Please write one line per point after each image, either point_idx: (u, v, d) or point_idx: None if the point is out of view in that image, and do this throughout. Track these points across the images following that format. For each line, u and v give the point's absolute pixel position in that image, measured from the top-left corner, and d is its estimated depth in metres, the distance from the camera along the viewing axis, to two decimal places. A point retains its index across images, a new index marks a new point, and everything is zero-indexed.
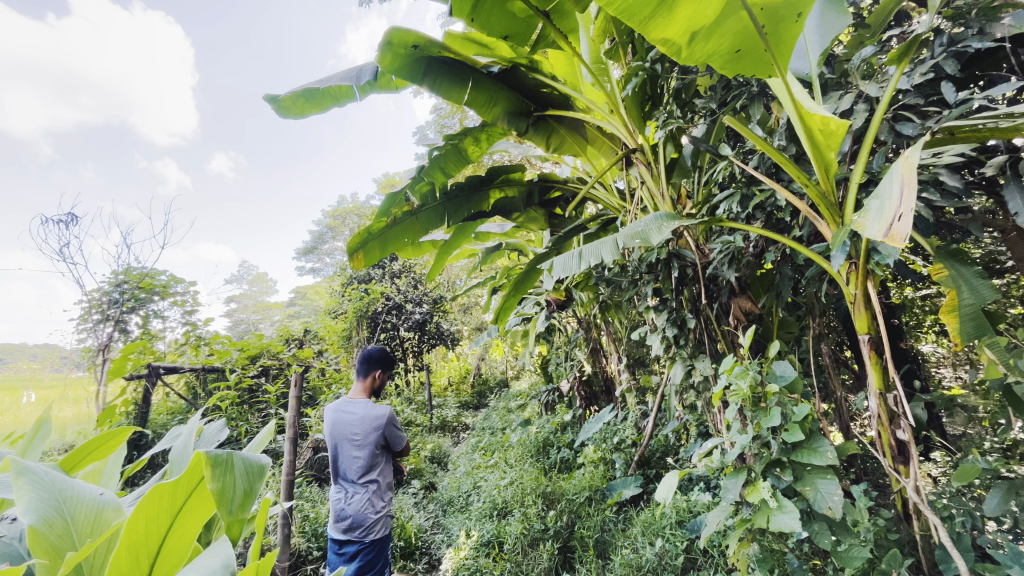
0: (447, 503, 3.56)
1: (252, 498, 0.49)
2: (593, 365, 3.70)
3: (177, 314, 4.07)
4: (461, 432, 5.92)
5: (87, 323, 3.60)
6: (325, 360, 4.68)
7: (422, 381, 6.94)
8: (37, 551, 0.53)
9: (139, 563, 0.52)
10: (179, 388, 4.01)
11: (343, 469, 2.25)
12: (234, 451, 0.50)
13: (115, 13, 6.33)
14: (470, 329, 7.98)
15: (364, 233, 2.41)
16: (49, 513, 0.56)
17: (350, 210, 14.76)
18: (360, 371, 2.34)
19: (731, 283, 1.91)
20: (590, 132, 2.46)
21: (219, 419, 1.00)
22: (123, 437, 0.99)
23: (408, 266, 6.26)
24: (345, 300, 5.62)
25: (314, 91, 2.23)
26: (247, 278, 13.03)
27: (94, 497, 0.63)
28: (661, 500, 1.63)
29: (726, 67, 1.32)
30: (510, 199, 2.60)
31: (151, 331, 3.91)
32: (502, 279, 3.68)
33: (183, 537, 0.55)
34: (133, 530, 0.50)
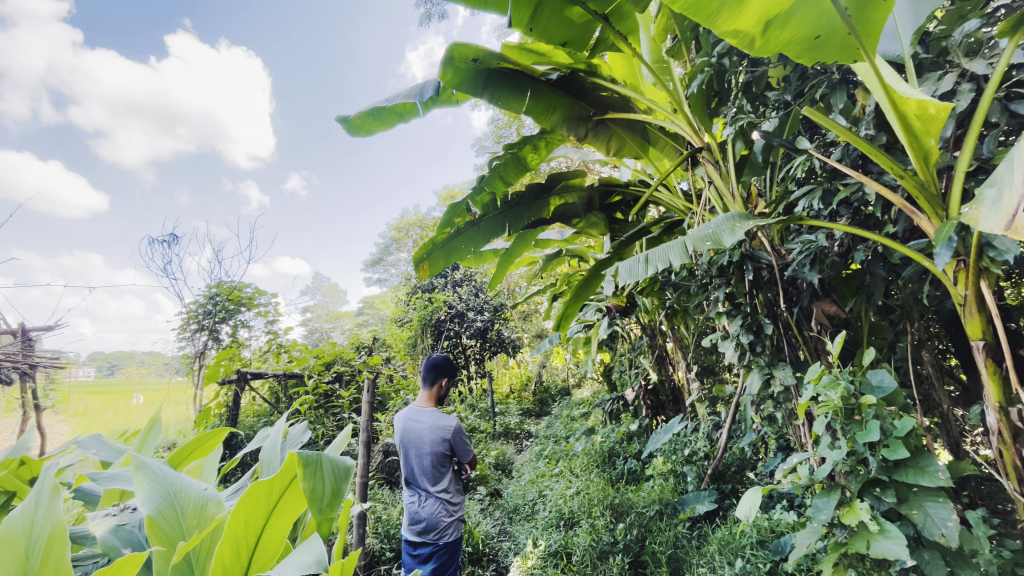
0: (512, 510, 3.56)
1: (339, 498, 0.52)
2: (659, 373, 3.58)
3: (261, 323, 4.40)
4: (524, 440, 5.92)
5: (186, 332, 4.04)
6: (392, 367, 4.86)
7: (484, 389, 7.03)
8: (154, 541, 0.58)
9: (239, 558, 0.56)
10: (264, 392, 4.33)
11: (414, 475, 2.32)
12: (322, 453, 0.53)
13: (205, 52, 7.11)
14: (531, 336, 7.99)
15: (429, 243, 2.47)
16: (163, 506, 0.62)
17: (413, 222, 15.35)
18: (427, 380, 2.40)
19: (813, 286, 1.79)
20: (653, 134, 2.41)
21: (303, 422, 1.05)
22: (220, 439, 1.09)
23: (469, 275, 6.38)
24: (411, 309, 5.84)
25: (382, 110, 2.34)
26: (321, 289, 13.86)
27: (200, 492, 0.68)
28: (742, 517, 1.53)
29: (803, 54, 1.24)
30: (571, 205, 2.60)
31: (239, 339, 4.27)
32: (562, 286, 3.67)
33: (277, 533, 0.59)
34: (235, 525, 0.53)
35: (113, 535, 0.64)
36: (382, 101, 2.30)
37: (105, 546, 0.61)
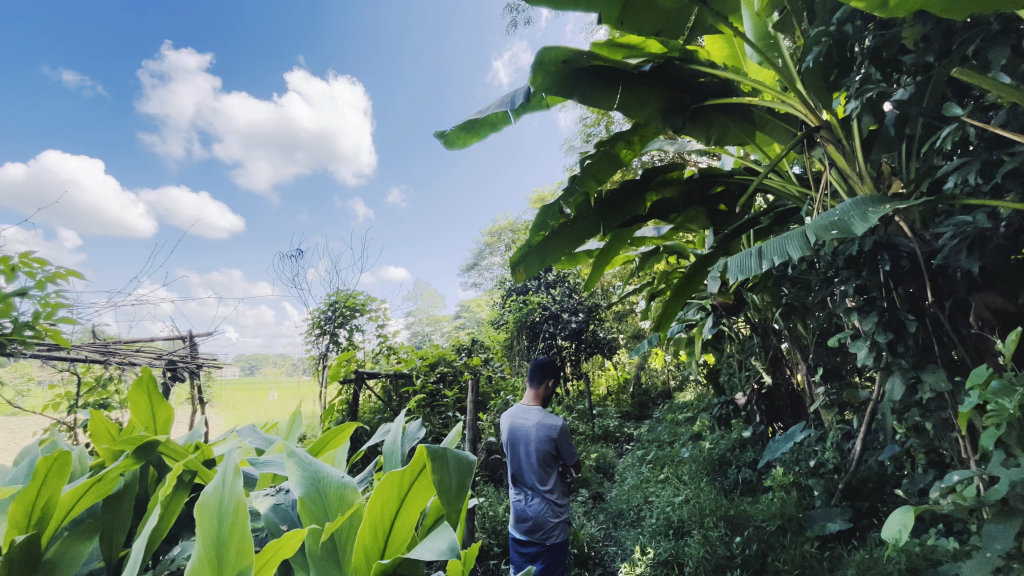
0: (617, 515, 3.50)
1: (465, 491, 0.55)
2: (775, 376, 3.36)
3: (373, 327, 4.77)
4: (625, 444, 5.77)
5: (311, 336, 4.61)
6: (491, 368, 5.00)
7: (581, 390, 6.97)
8: (307, 519, 0.67)
9: (377, 540, 0.61)
10: (377, 391, 4.71)
11: (521, 471, 2.37)
12: (448, 448, 0.56)
13: (318, 85, 8.01)
14: (627, 336, 7.76)
15: (523, 246, 2.49)
16: (310, 490, 0.70)
17: (505, 227, 15.73)
18: (533, 380, 2.44)
19: (972, 275, 1.58)
20: (759, 117, 2.24)
21: (417, 419, 1.12)
22: (348, 433, 1.19)
23: (563, 276, 6.32)
24: (506, 311, 5.97)
25: (475, 122, 2.43)
26: (422, 294, 14.73)
27: (340, 479, 0.76)
28: (888, 540, 1.35)
29: (950, 9, 1.07)
30: (669, 200, 2.50)
31: (355, 342, 4.69)
32: (660, 284, 3.53)
33: (408, 520, 0.64)
34: (372, 511, 0.59)
35: (273, 512, 0.74)
36: (476, 113, 2.40)
37: (269, 522, 0.71)
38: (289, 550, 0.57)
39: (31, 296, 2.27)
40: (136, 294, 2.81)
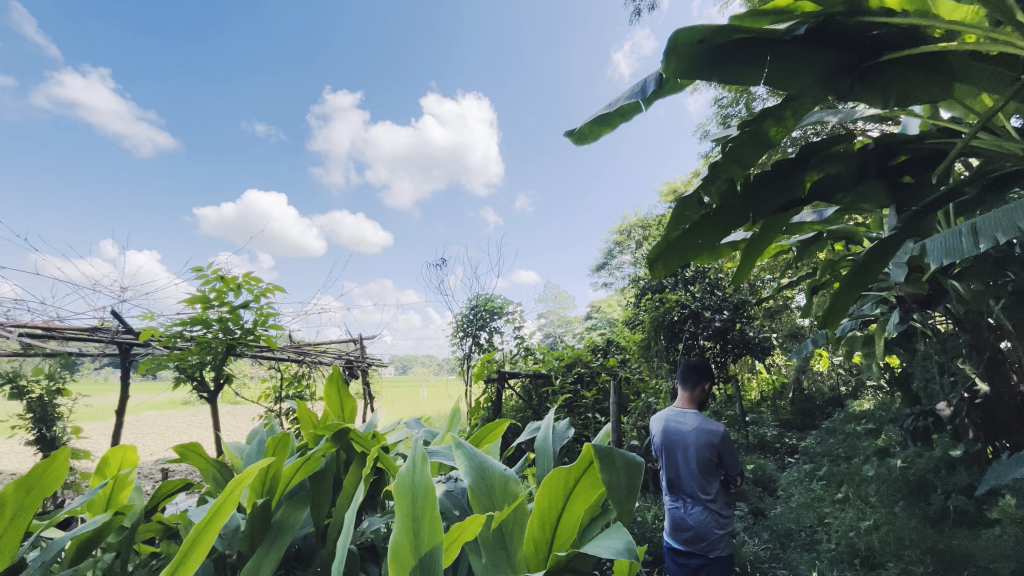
0: (785, 536, 3.14)
1: (635, 492, 0.55)
2: (994, 384, 2.69)
3: (511, 329, 4.97)
4: (787, 456, 5.15)
5: (457, 338, 4.99)
6: (629, 369, 4.88)
7: (730, 395, 6.42)
8: (477, 507, 0.72)
9: (545, 529, 0.63)
10: (518, 390, 4.89)
11: (678, 478, 2.26)
12: (614, 447, 0.58)
13: None
14: (783, 336, 6.93)
15: (661, 241, 2.30)
16: (477, 481, 0.75)
17: (635, 224, 15.24)
18: (687, 382, 2.33)
19: None
20: (958, 65, 1.86)
21: (565, 419, 1.12)
22: (501, 430, 1.20)
23: (702, 271, 5.79)
24: (642, 311, 5.75)
25: (605, 116, 2.38)
26: (553, 296, 14.99)
27: (504, 471, 0.79)
28: None
29: None
30: (835, 177, 2.17)
31: (494, 343, 4.95)
32: (823, 275, 3.09)
33: (574, 515, 0.65)
34: (541, 501, 0.61)
35: (446, 497, 0.82)
36: (605, 108, 2.37)
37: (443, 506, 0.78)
38: (471, 534, 0.62)
39: (250, 308, 2.82)
40: (319, 303, 3.34)
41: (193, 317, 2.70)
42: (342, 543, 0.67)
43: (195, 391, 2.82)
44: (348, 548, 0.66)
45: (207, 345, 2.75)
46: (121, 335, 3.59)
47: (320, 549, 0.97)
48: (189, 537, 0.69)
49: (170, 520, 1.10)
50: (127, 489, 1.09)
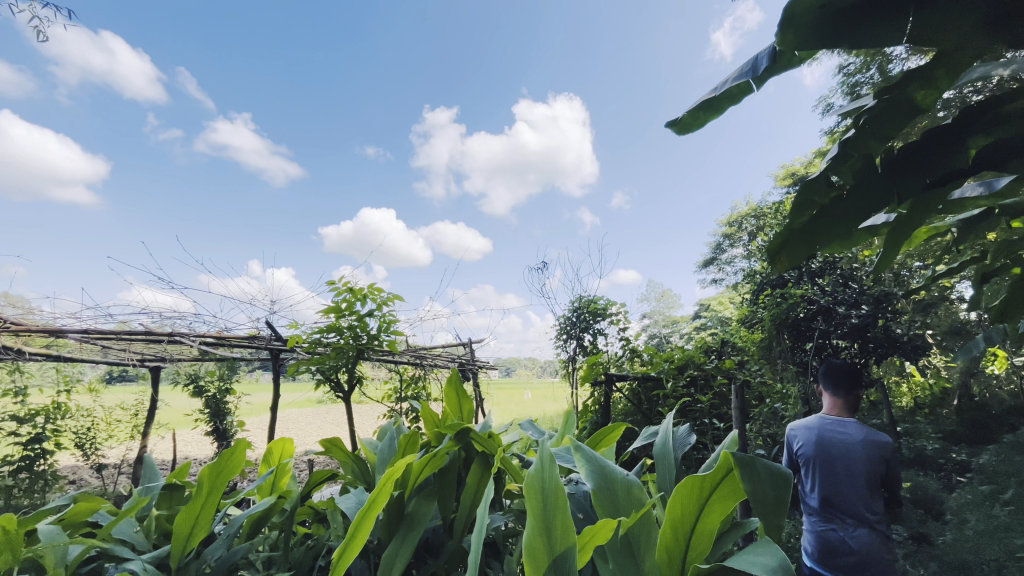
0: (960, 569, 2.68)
1: (784, 505, 0.54)
2: None
3: (615, 331, 4.88)
4: (955, 475, 4.39)
5: (561, 341, 5.02)
6: (749, 372, 4.52)
7: (875, 401, 5.64)
8: (602, 512, 0.71)
9: (677, 541, 0.61)
10: (627, 394, 4.77)
11: (838, 494, 2.41)
12: (757, 457, 0.56)
13: None
14: (943, 333, 5.91)
15: (784, 232, 2.11)
16: (600, 485, 0.74)
17: (748, 215, 14.06)
18: (839, 391, 2.56)
19: None
20: None
21: (685, 424, 1.05)
22: (618, 434, 1.16)
23: (832, 261, 5.13)
24: (760, 309, 5.29)
25: (710, 101, 2.23)
26: (658, 296, 14.43)
27: (627, 476, 0.77)
28: None
29: None
30: (1010, 142, 1.79)
31: (599, 346, 4.89)
32: (996, 261, 2.59)
33: (708, 528, 0.61)
34: (674, 508, 0.59)
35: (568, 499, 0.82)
36: (710, 92, 2.23)
37: None
38: (603, 540, 0.61)
39: (375, 316, 3.10)
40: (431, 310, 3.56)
41: (328, 326, 3.04)
42: (476, 538, 0.70)
43: (332, 392, 3.17)
44: (482, 539, 0.69)
45: (341, 350, 3.07)
46: (273, 342, 4.16)
47: (448, 541, 1.04)
48: (354, 520, 0.77)
49: (319, 504, 1.23)
50: (286, 476, 1.25)
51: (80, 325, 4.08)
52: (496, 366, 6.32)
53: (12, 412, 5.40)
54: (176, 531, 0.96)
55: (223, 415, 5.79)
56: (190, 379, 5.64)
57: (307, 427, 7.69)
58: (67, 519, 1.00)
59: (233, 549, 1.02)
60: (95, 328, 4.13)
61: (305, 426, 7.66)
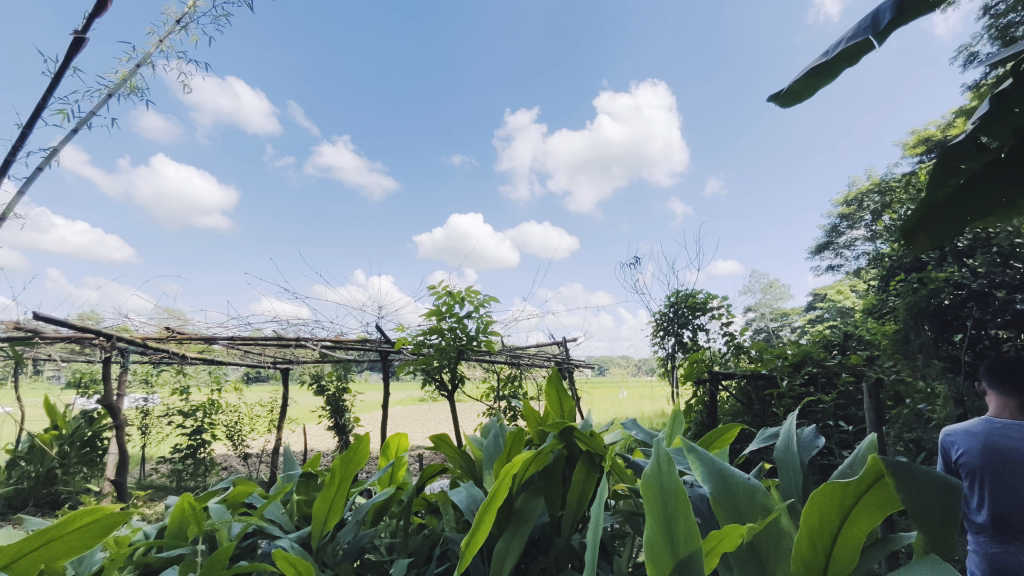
0: None
1: (956, 522, 0.49)
2: None
3: (718, 326, 4.60)
4: None
5: (659, 337, 4.84)
6: (882, 369, 4.01)
7: None
8: (723, 518, 0.66)
9: (816, 554, 0.55)
10: (735, 394, 4.47)
11: (1017, 509, 2.06)
12: (916, 464, 0.51)
13: None
14: None
15: (921, 209, 1.82)
16: (720, 489, 0.69)
17: (872, 190, 12.43)
18: (1011, 389, 2.16)
19: None
20: None
21: (811, 425, 0.95)
22: (732, 436, 1.08)
23: (987, 237, 4.36)
24: (892, 296, 4.66)
25: (820, 66, 2.01)
26: (765, 286, 13.31)
27: (748, 479, 0.71)
28: None
29: None
30: None
31: (701, 342, 4.64)
32: None
33: (853, 541, 0.55)
34: (811, 518, 0.55)
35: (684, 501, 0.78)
36: (821, 57, 2.01)
37: None
38: (731, 547, 0.58)
39: (473, 317, 3.23)
40: None
41: (431, 328, 3.22)
42: (592, 536, 0.69)
43: (438, 390, 3.35)
44: (598, 536, 0.69)
45: (444, 350, 3.23)
46: (382, 344, 4.50)
47: (557, 539, 1.04)
48: (476, 514, 0.80)
49: (432, 497, 1.31)
50: (402, 469, 1.34)
51: (227, 332, 4.73)
52: (591, 365, 6.25)
53: (180, 407, 6.43)
54: (315, 514, 1.08)
55: (341, 411, 6.37)
56: (314, 378, 6.29)
57: (415, 423, 8.19)
58: (230, 499, 1.16)
59: (360, 533, 1.12)
60: (237, 335, 4.77)
61: (412, 422, 8.18)
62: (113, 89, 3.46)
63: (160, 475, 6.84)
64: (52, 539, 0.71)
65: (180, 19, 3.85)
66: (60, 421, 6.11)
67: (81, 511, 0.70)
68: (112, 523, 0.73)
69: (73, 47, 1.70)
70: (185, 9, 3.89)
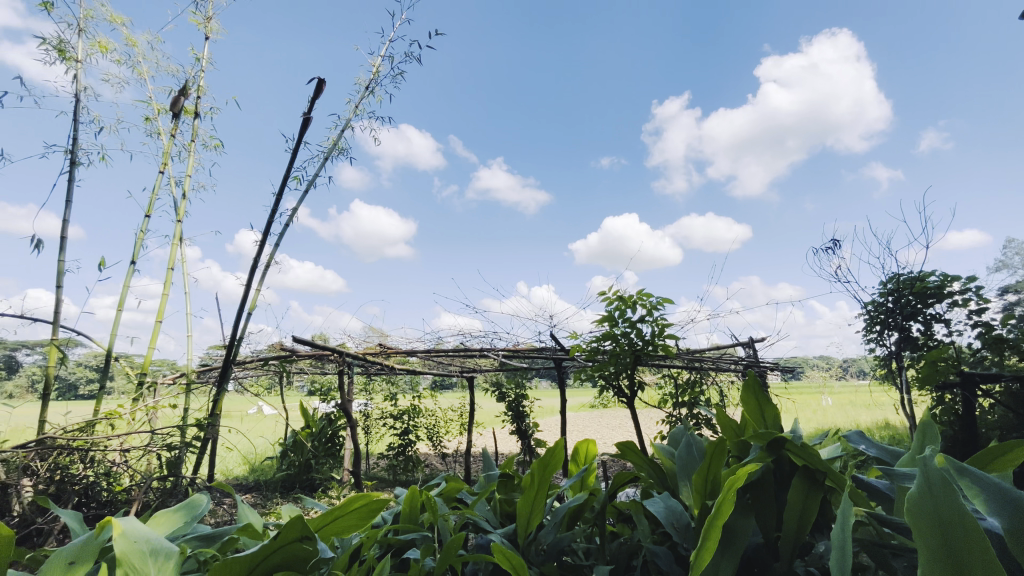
0: None
1: None
2: None
3: (967, 316, 3.64)
4: None
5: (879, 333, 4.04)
6: None
7: None
8: None
9: None
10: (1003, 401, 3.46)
11: None
12: None
13: None
14: None
15: None
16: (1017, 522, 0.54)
17: None
18: None
19: None
20: None
21: None
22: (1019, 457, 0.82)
23: None
24: None
25: None
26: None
27: None
28: None
29: None
30: None
31: (941, 335, 3.73)
32: None
33: None
34: None
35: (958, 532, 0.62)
36: None
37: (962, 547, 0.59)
38: None
39: (647, 322, 3.14)
40: None
41: (604, 334, 3.23)
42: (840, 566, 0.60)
43: (616, 397, 3.31)
44: (849, 561, 0.60)
45: (619, 356, 3.19)
46: (557, 351, 4.65)
47: (775, 565, 0.92)
48: (703, 530, 0.75)
49: (624, 506, 1.28)
50: (592, 475, 1.35)
51: (422, 346, 5.44)
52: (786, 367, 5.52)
53: (391, 411, 7.56)
54: (520, 513, 1.15)
55: (522, 416, 6.74)
56: (495, 386, 6.79)
57: (591, 429, 8.21)
58: (445, 493, 1.32)
59: (560, 535, 1.15)
60: (431, 348, 5.44)
61: (588, 428, 8.23)
62: (327, 152, 4.31)
63: (380, 469, 8.07)
64: (336, 517, 0.93)
65: (369, 85, 4.63)
66: (311, 421, 7.69)
67: (356, 495, 0.92)
68: (377, 507, 0.95)
69: (303, 125, 2.18)
70: (371, 76, 4.66)
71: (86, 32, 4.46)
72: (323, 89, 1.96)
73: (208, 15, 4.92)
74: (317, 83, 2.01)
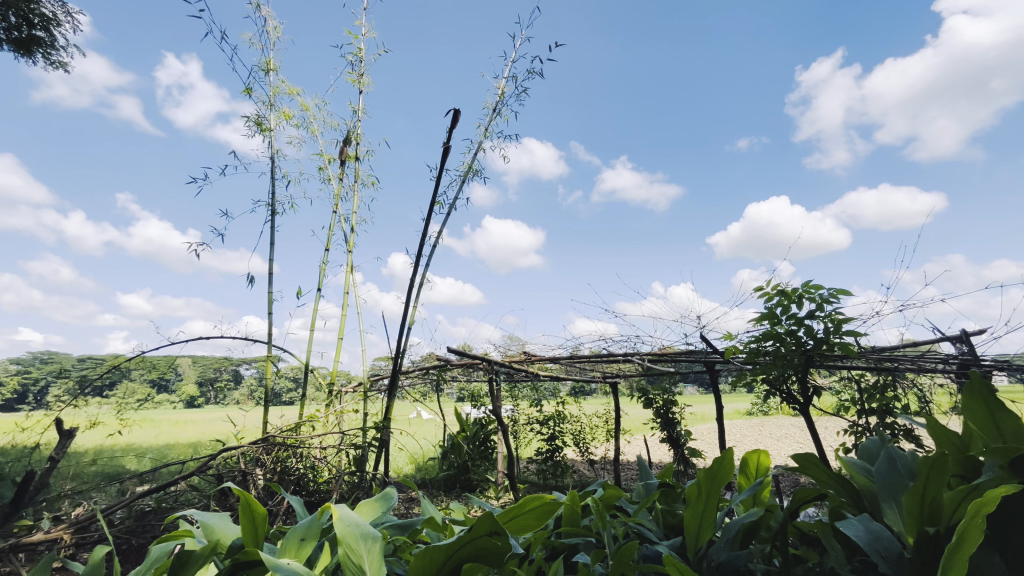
0: None
1: None
2: None
3: None
4: None
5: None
6: None
7: None
8: None
9: None
10: None
11: None
12: None
13: None
14: None
15: None
16: None
17: None
18: None
19: None
20: None
21: None
22: None
23: None
24: None
25: None
26: None
27: None
28: None
29: None
30: None
31: None
32: None
33: None
34: None
35: None
36: None
37: None
38: None
39: (820, 317, 2.75)
40: None
41: (765, 333, 2.92)
42: None
43: (786, 403, 2.95)
44: None
45: (786, 357, 2.85)
46: (710, 353, 4.33)
47: None
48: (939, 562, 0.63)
49: (808, 525, 1.13)
50: (767, 490, 1.22)
51: (565, 352, 5.51)
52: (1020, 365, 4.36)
53: (538, 417, 7.76)
54: (687, 525, 1.09)
55: (673, 424, 6.37)
56: (641, 392, 6.56)
57: (753, 440, 7.42)
58: (604, 500, 1.31)
59: (734, 552, 1.06)
60: (573, 354, 5.48)
61: (751, 438, 7.45)
62: (465, 175, 4.66)
63: (531, 473, 8.32)
64: (514, 517, 0.98)
65: (496, 107, 4.91)
66: (465, 425, 8.28)
67: (531, 496, 0.96)
68: (551, 508, 0.99)
69: (444, 153, 2.39)
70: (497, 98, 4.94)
71: (276, 106, 5.51)
72: (459, 118, 2.14)
73: (360, 72, 5.69)
74: (454, 113, 2.20)
